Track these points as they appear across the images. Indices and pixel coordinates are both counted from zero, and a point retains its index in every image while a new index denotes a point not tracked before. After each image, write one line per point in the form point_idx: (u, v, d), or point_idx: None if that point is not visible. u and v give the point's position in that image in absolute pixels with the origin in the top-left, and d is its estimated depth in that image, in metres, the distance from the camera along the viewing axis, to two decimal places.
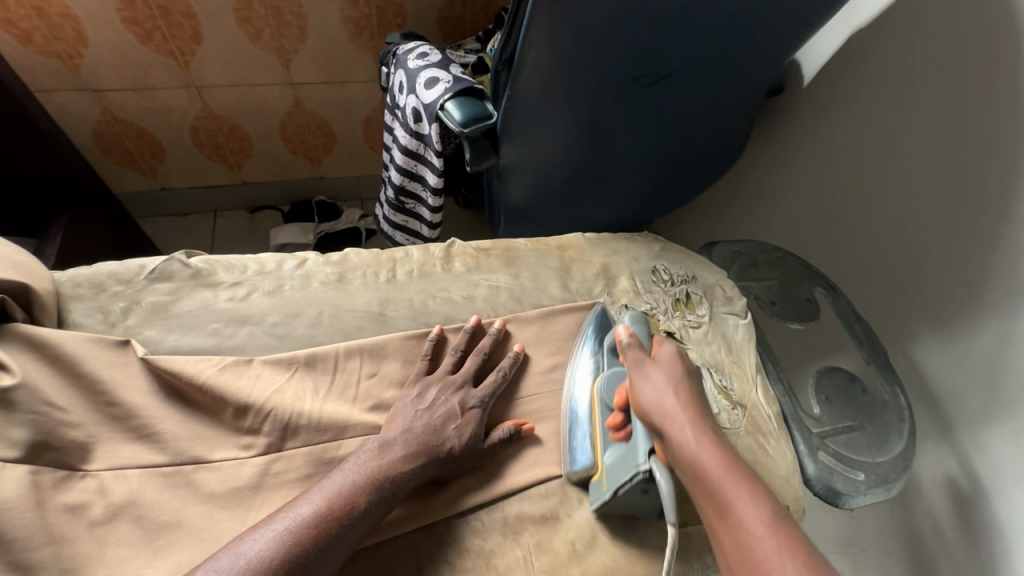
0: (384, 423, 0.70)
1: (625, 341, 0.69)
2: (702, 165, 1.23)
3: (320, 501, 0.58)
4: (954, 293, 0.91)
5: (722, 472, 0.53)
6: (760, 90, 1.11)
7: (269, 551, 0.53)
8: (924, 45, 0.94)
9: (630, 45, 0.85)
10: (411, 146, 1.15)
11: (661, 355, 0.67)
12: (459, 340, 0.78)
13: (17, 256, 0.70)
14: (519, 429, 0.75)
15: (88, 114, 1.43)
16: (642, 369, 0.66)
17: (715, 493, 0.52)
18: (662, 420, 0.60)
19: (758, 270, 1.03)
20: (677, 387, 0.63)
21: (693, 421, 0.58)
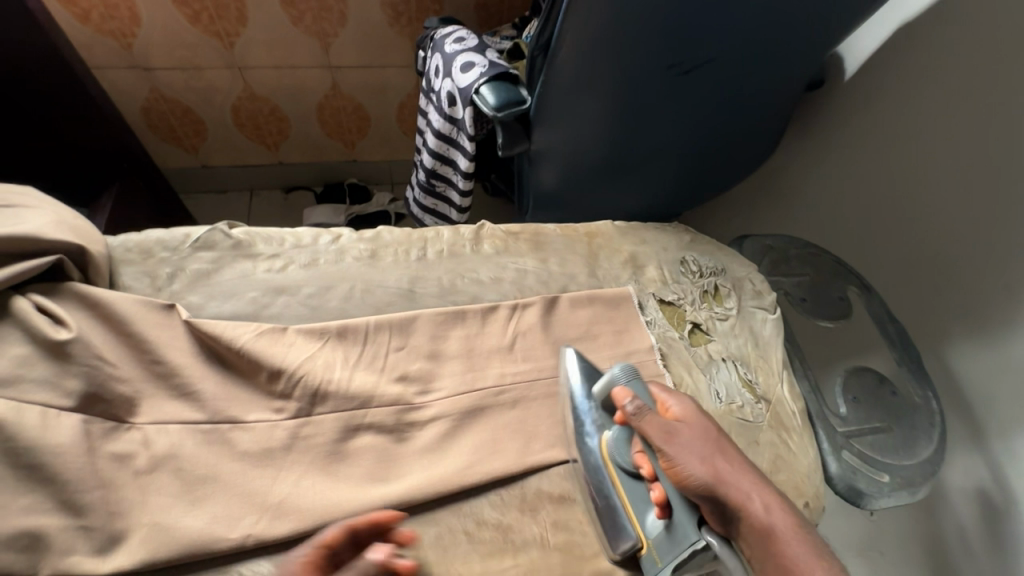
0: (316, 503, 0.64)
1: (638, 409, 0.66)
2: (737, 158, 1.21)
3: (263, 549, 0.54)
4: (997, 298, 0.88)
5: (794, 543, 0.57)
6: (799, 82, 1.08)
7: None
8: (975, 39, 0.91)
9: (668, 31, 0.84)
10: (444, 130, 1.16)
11: (701, 427, 0.65)
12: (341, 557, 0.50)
13: (76, 220, 0.74)
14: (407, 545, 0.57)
15: (138, 92, 1.49)
16: (704, 445, 0.63)
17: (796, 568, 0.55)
18: (720, 492, 0.60)
19: (789, 266, 1.02)
20: (715, 449, 0.63)
21: (752, 490, 0.60)
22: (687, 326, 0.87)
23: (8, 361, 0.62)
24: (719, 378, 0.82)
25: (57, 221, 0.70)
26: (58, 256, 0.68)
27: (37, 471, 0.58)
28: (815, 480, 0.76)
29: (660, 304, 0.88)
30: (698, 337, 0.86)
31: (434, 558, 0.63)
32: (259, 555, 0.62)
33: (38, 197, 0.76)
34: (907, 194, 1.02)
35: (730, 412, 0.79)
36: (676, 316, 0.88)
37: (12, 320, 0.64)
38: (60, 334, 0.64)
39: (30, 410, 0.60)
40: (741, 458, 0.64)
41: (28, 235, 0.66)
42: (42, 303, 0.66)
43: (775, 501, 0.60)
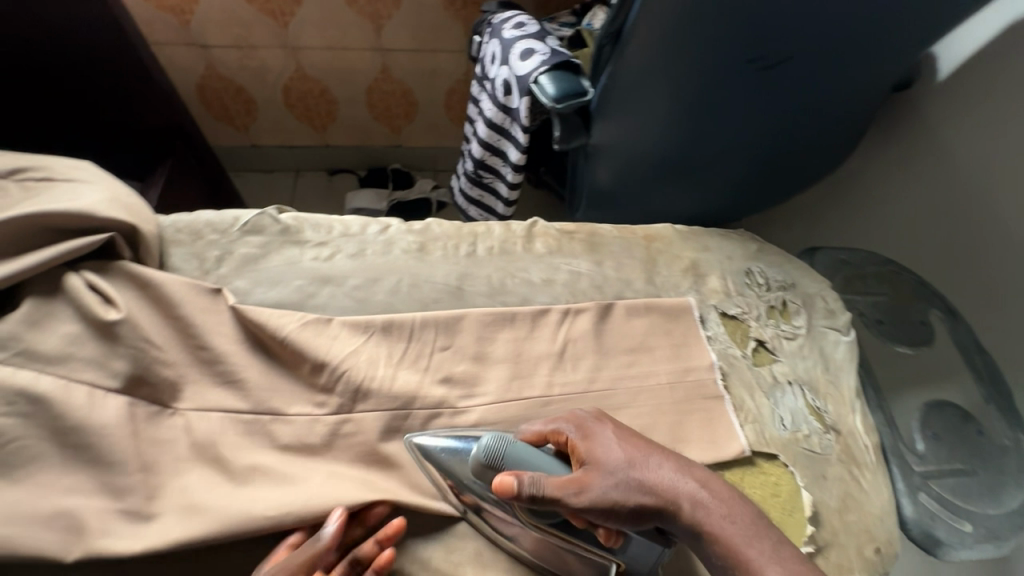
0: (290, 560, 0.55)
1: (533, 484, 0.52)
2: (809, 163, 1.12)
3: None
4: None
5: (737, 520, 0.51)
6: (886, 82, 0.99)
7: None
8: None
9: (756, 25, 0.78)
10: (497, 120, 1.12)
11: (616, 450, 0.54)
12: None
13: (130, 198, 0.73)
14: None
15: (194, 69, 1.50)
16: (644, 464, 0.54)
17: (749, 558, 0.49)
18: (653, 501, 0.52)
19: (865, 284, 0.94)
20: (624, 461, 0.54)
21: (679, 481, 0.53)
22: (751, 343, 0.81)
23: (59, 339, 0.61)
24: (784, 404, 0.76)
25: (112, 199, 0.70)
26: (111, 234, 0.68)
27: (83, 452, 0.58)
28: (889, 523, 0.69)
29: (721, 317, 0.82)
30: (762, 356, 0.80)
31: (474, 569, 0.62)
32: None
33: (95, 174, 0.76)
34: (1003, 213, 0.95)
35: (796, 441, 0.73)
36: (739, 332, 0.81)
37: (63, 297, 0.64)
38: (109, 314, 0.63)
39: (78, 390, 0.59)
40: (683, 459, 0.56)
41: (82, 211, 0.65)
42: (94, 281, 0.65)
43: (729, 509, 0.52)
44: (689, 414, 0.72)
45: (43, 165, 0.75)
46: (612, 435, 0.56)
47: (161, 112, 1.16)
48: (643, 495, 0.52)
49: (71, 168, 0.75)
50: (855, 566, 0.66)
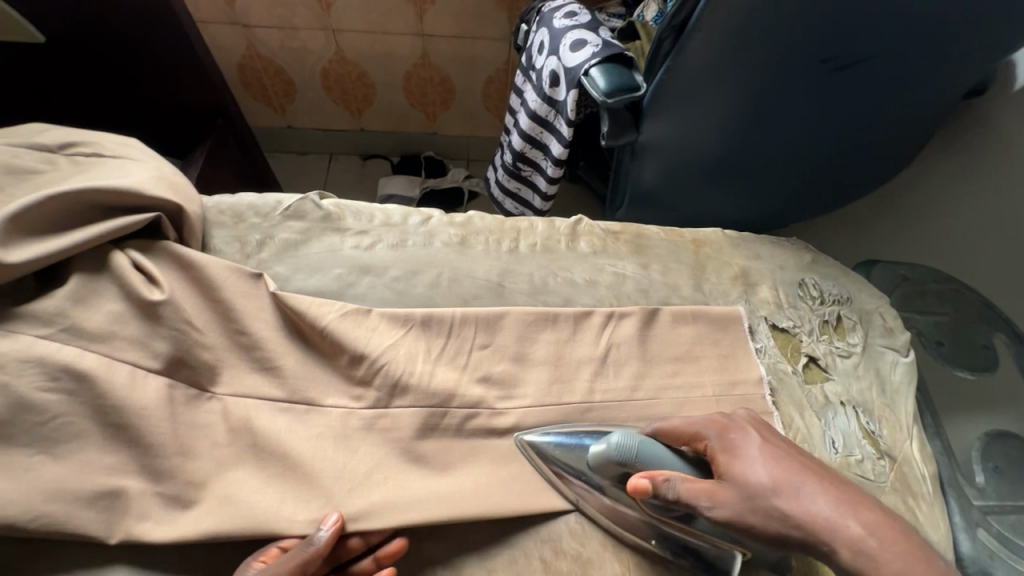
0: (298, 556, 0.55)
1: (670, 486, 0.53)
2: (868, 171, 1.06)
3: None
4: None
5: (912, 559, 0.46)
6: (961, 89, 0.93)
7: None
8: None
9: (830, 21, 0.74)
10: (541, 112, 1.08)
11: (762, 470, 0.52)
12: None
13: (176, 178, 0.73)
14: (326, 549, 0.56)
15: (236, 48, 1.49)
16: (796, 491, 0.50)
17: None
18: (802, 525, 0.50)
19: (925, 301, 0.92)
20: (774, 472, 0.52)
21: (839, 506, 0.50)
22: (802, 359, 0.77)
23: (103, 317, 0.61)
24: (836, 426, 0.72)
25: (158, 177, 0.69)
26: (157, 214, 0.67)
27: (123, 431, 0.57)
28: None
29: (772, 330, 0.78)
30: (813, 373, 0.76)
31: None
32: None
33: (142, 152, 0.76)
34: None
35: (847, 465, 0.69)
36: (790, 346, 0.77)
37: (108, 275, 0.63)
38: (153, 294, 0.63)
39: (120, 369, 0.59)
40: (847, 485, 0.52)
41: (130, 190, 0.65)
42: (139, 260, 0.65)
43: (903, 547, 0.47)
44: None
45: (93, 142, 0.75)
46: (760, 450, 0.53)
47: (204, 89, 1.16)
48: (789, 526, 0.50)
49: (120, 146, 0.75)
50: None
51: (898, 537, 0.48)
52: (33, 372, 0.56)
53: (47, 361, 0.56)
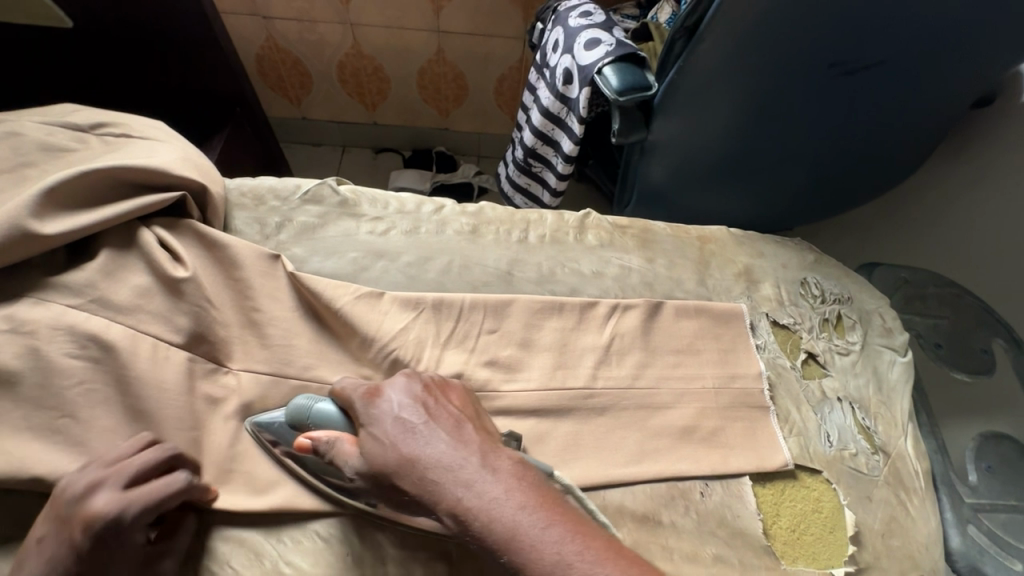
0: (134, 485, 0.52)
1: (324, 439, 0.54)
2: (873, 177, 1.07)
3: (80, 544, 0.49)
4: None
5: (518, 499, 0.45)
6: (967, 98, 0.94)
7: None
8: None
9: (840, 26, 0.76)
10: (553, 109, 1.10)
11: (391, 421, 0.51)
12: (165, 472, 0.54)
13: (199, 160, 0.76)
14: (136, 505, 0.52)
15: (255, 39, 1.52)
16: (413, 438, 0.50)
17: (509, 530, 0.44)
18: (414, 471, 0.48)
19: (925, 305, 0.93)
20: (414, 419, 0.51)
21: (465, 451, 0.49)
22: (801, 355, 0.79)
23: (129, 291, 0.63)
24: (832, 420, 0.74)
25: (183, 159, 0.72)
26: (182, 194, 0.70)
27: (143, 401, 0.59)
28: (935, 552, 0.67)
29: (772, 326, 0.80)
30: (812, 369, 0.78)
31: None
32: (335, 518, 0.61)
33: (168, 135, 0.79)
34: None
35: (841, 459, 0.71)
36: (790, 342, 0.79)
37: (135, 251, 0.66)
38: (177, 271, 0.65)
39: (143, 341, 0.61)
40: (474, 430, 0.51)
41: (157, 170, 0.67)
42: (164, 237, 0.68)
43: (512, 483, 0.47)
44: (734, 421, 0.70)
45: (121, 123, 0.77)
46: (400, 408, 0.52)
47: (222, 78, 1.19)
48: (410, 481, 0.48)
49: (147, 127, 0.78)
50: None
51: (511, 476, 0.47)
52: (63, 338, 0.58)
53: (77, 329, 0.59)
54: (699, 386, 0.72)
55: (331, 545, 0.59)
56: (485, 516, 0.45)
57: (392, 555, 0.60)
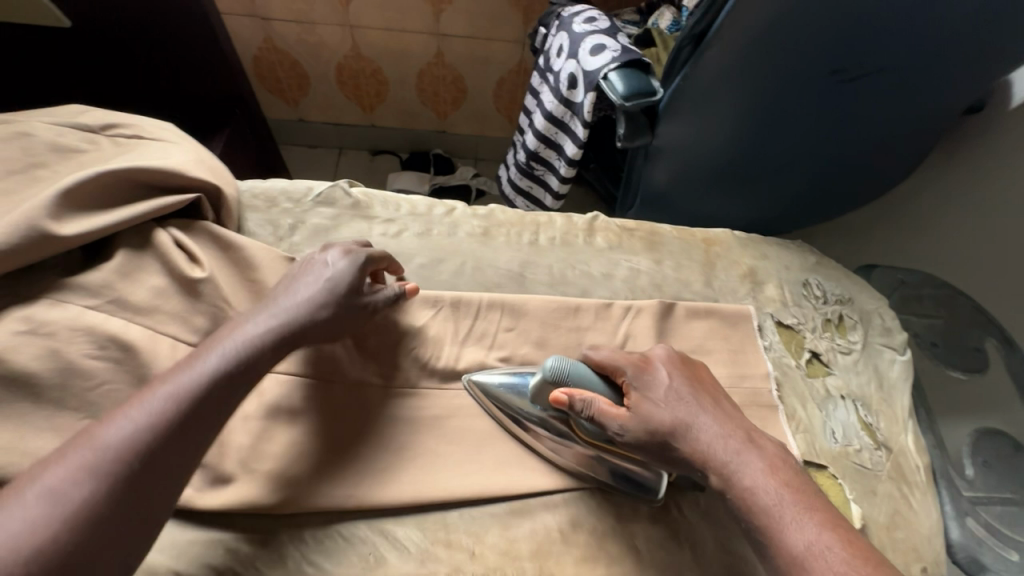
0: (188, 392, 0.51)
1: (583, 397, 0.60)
2: (868, 181, 1.10)
3: (203, 376, 0.52)
4: None
5: (793, 499, 0.53)
6: (958, 106, 0.97)
7: (77, 485, 0.43)
8: None
9: (841, 36, 0.78)
10: (557, 112, 1.12)
11: (663, 410, 0.59)
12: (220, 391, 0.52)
13: (212, 161, 0.76)
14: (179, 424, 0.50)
15: (253, 40, 1.52)
16: (664, 409, 0.59)
17: (773, 519, 0.52)
18: (700, 451, 0.57)
19: (921, 305, 0.96)
20: (685, 402, 0.60)
21: (718, 424, 0.59)
22: (805, 354, 0.81)
23: (147, 291, 0.63)
24: (836, 417, 0.76)
25: (197, 160, 0.72)
26: (198, 195, 0.70)
27: None
28: (937, 543, 0.69)
29: (777, 326, 0.82)
30: (816, 368, 0.80)
31: (529, 548, 0.62)
32: (355, 517, 0.61)
33: (181, 137, 0.79)
34: None
35: (846, 455, 0.73)
36: (794, 342, 0.82)
37: (152, 251, 0.66)
38: (194, 272, 0.65)
39: (162, 341, 0.62)
40: (741, 422, 0.60)
41: (173, 171, 0.68)
42: (180, 238, 0.68)
43: (799, 500, 0.53)
44: (744, 419, 0.72)
45: (133, 124, 0.77)
46: (668, 381, 0.62)
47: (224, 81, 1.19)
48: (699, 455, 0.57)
49: (159, 129, 0.78)
50: None
51: (810, 491, 0.54)
52: (83, 339, 0.58)
53: (96, 330, 0.59)
54: None
55: (352, 545, 0.59)
56: (774, 519, 0.52)
57: (412, 554, 0.59)
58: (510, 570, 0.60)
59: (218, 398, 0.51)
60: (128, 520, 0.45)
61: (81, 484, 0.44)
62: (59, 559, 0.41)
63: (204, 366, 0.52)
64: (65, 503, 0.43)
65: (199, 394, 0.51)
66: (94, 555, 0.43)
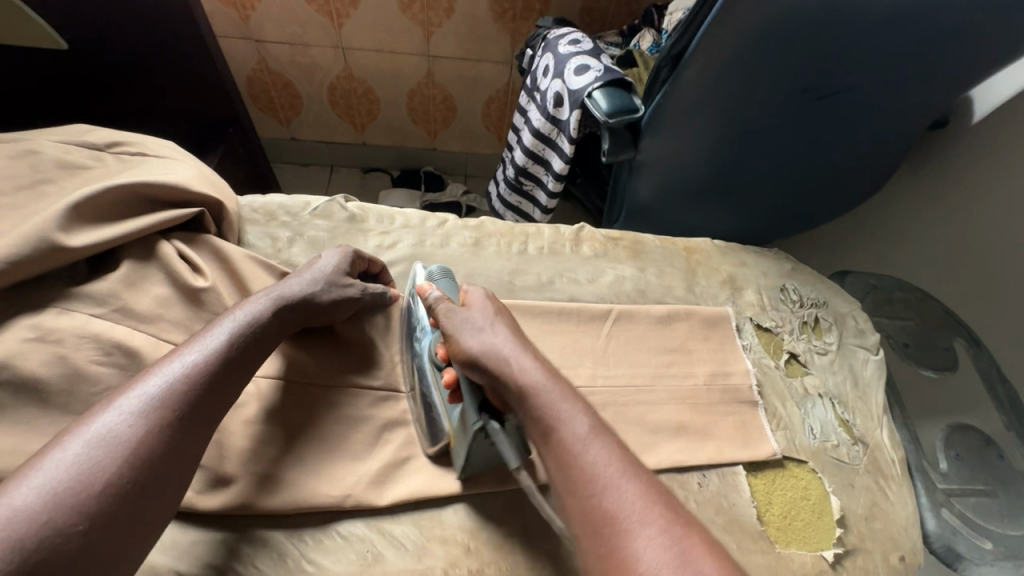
0: (215, 364, 0.53)
1: (432, 295, 0.65)
2: (841, 190, 1.16)
3: (227, 337, 0.55)
4: None
5: (555, 393, 0.53)
6: (923, 122, 1.03)
7: (131, 428, 0.46)
8: None
9: (812, 56, 0.83)
10: (544, 130, 1.17)
11: (471, 338, 0.57)
12: (238, 363, 0.55)
13: (213, 177, 0.79)
14: (208, 394, 0.51)
15: (247, 62, 1.56)
16: (501, 341, 0.57)
17: (546, 419, 0.52)
18: (489, 361, 0.55)
19: (893, 309, 1.00)
20: (495, 324, 0.59)
21: (522, 346, 0.56)
22: (784, 355, 0.85)
23: (151, 300, 0.66)
24: (815, 415, 0.80)
25: (200, 176, 0.76)
26: (201, 209, 0.73)
27: None
28: (913, 532, 0.72)
29: (757, 329, 0.86)
30: (794, 368, 0.84)
31: (522, 543, 0.64)
32: (354, 516, 0.63)
33: (182, 154, 0.82)
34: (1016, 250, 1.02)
35: (824, 450, 0.76)
36: (773, 344, 0.86)
37: (156, 262, 0.69)
38: (197, 282, 0.68)
39: (165, 348, 0.64)
40: (521, 336, 0.58)
41: (178, 186, 0.71)
42: (183, 250, 0.71)
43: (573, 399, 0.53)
44: (727, 416, 0.76)
45: (137, 142, 0.80)
46: (478, 315, 0.60)
47: (216, 101, 1.22)
48: (484, 371, 0.55)
49: (162, 147, 0.81)
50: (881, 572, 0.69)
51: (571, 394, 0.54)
52: (89, 346, 0.60)
53: (102, 337, 0.61)
54: (691, 384, 0.77)
55: (350, 543, 0.61)
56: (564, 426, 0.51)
57: (409, 551, 0.61)
58: (503, 564, 0.62)
59: (241, 359, 0.56)
60: (176, 462, 0.47)
61: (135, 426, 0.46)
62: (119, 495, 0.43)
63: (226, 330, 0.56)
64: (123, 442, 0.45)
65: (229, 353, 0.55)
66: (151, 491, 0.45)
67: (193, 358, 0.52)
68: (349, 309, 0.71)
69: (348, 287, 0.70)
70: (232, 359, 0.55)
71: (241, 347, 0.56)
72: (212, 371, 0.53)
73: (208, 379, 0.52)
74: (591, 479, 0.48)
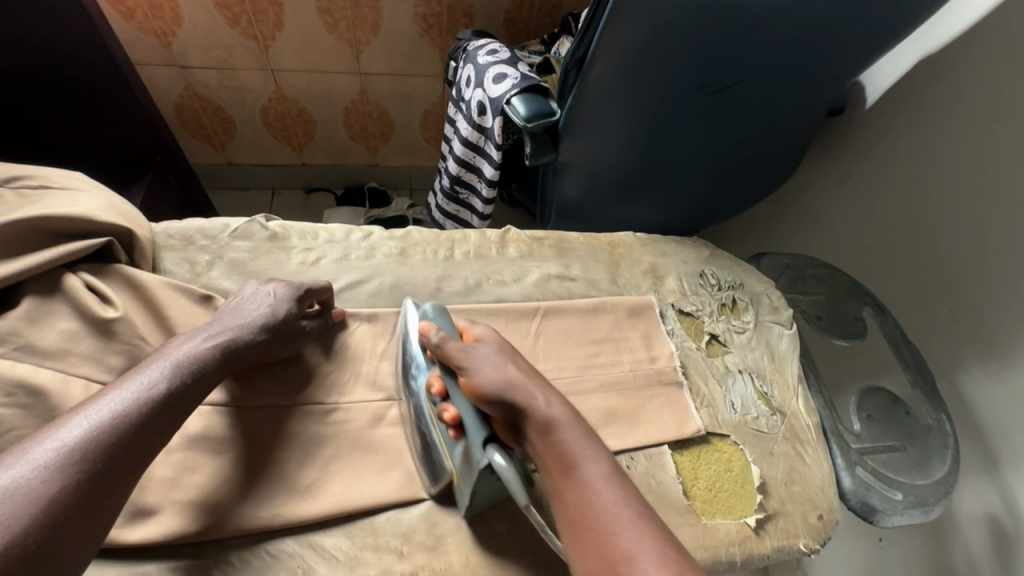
0: (145, 412, 0.51)
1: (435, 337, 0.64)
2: (758, 178, 1.23)
3: (160, 381, 0.54)
4: (968, 339, 0.96)
5: (572, 431, 0.56)
6: (823, 108, 1.11)
7: (45, 483, 0.43)
8: (964, 87, 0.98)
9: (700, 55, 0.89)
10: (472, 138, 1.19)
11: (497, 372, 0.59)
12: (170, 410, 0.53)
13: (124, 206, 0.78)
14: (135, 444, 0.50)
15: (173, 88, 1.53)
16: (518, 385, 0.58)
17: (566, 452, 0.55)
18: (510, 397, 0.58)
19: (806, 285, 1.06)
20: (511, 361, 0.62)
21: (539, 386, 0.59)
22: (705, 337, 0.90)
23: (57, 335, 0.64)
24: (735, 390, 0.85)
25: (108, 205, 0.74)
26: (109, 238, 0.72)
27: None
28: (828, 492, 0.79)
29: (679, 315, 0.91)
30: (715, 348, 0.89)
31: (455, 542, 0.66)
32: (284, 533, 0.62)
33: (89, 185, 0.80)
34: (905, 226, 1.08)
35: (744, 422, 0.82)
36: (694, 327, 0.91)
37: (61, 296, 0.67)
38: (107, 312, 0.67)
39: (75, 383, 0.63)
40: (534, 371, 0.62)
41: (83, 217, 0.69)
42: (91, 281, 0.69)
43: (586, 435, 0.57)
44: (652, 399, 0.79)
45: (38, 175, 0.78)
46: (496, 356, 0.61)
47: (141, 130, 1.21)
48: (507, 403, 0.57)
49: (66, 179, 0.79)
50: (801, 531, 0.75)
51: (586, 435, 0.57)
52: None
53: (2, 378, 0.59)
54: (615, 369, 0.81)
55: (280, 561, 0.60)
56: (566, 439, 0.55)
57: (340, 562, 0.62)
58: (437, 564, 0.64)
59: (176, 404, 0.54)
60: (90, 517, 0.45)
61: (50, 481, 0.44)
62: (21, 556, 0.40)
63: (160, 373, 0.55)
64: (34, 497, 0.42)
65: (163, 397, 0.53)
66: (57, 549, 0.43)
67: (122, 403, 0.51)
68: (295, 342, 0.70)
69: (297, 323, 0.70)
70: (165, 405, 0.53)
71: (179, 392, 0.55)
72: (141, 419, 0.51)
73: (134, 428, 0.50)
74: (605, 511, 0.50)
